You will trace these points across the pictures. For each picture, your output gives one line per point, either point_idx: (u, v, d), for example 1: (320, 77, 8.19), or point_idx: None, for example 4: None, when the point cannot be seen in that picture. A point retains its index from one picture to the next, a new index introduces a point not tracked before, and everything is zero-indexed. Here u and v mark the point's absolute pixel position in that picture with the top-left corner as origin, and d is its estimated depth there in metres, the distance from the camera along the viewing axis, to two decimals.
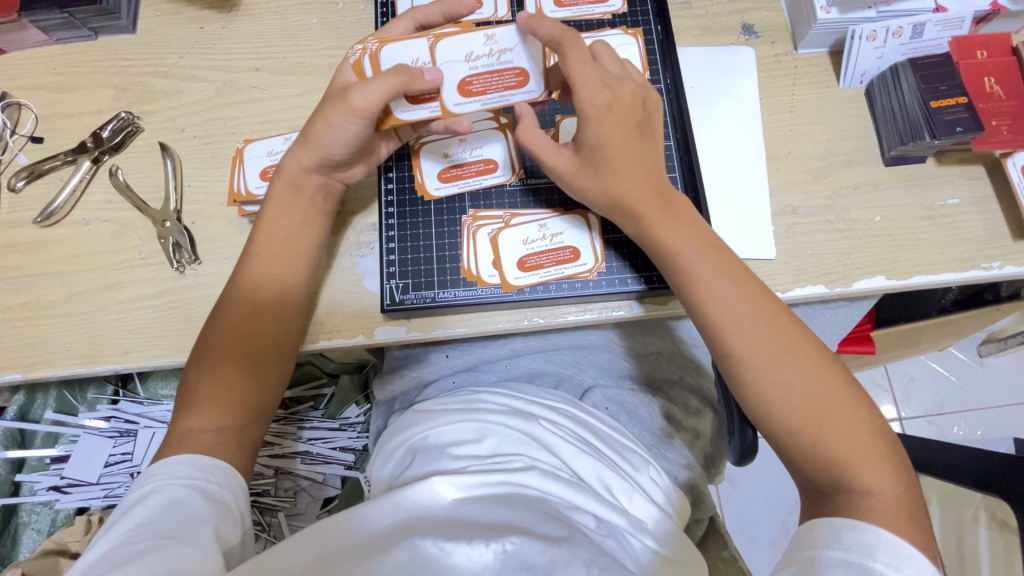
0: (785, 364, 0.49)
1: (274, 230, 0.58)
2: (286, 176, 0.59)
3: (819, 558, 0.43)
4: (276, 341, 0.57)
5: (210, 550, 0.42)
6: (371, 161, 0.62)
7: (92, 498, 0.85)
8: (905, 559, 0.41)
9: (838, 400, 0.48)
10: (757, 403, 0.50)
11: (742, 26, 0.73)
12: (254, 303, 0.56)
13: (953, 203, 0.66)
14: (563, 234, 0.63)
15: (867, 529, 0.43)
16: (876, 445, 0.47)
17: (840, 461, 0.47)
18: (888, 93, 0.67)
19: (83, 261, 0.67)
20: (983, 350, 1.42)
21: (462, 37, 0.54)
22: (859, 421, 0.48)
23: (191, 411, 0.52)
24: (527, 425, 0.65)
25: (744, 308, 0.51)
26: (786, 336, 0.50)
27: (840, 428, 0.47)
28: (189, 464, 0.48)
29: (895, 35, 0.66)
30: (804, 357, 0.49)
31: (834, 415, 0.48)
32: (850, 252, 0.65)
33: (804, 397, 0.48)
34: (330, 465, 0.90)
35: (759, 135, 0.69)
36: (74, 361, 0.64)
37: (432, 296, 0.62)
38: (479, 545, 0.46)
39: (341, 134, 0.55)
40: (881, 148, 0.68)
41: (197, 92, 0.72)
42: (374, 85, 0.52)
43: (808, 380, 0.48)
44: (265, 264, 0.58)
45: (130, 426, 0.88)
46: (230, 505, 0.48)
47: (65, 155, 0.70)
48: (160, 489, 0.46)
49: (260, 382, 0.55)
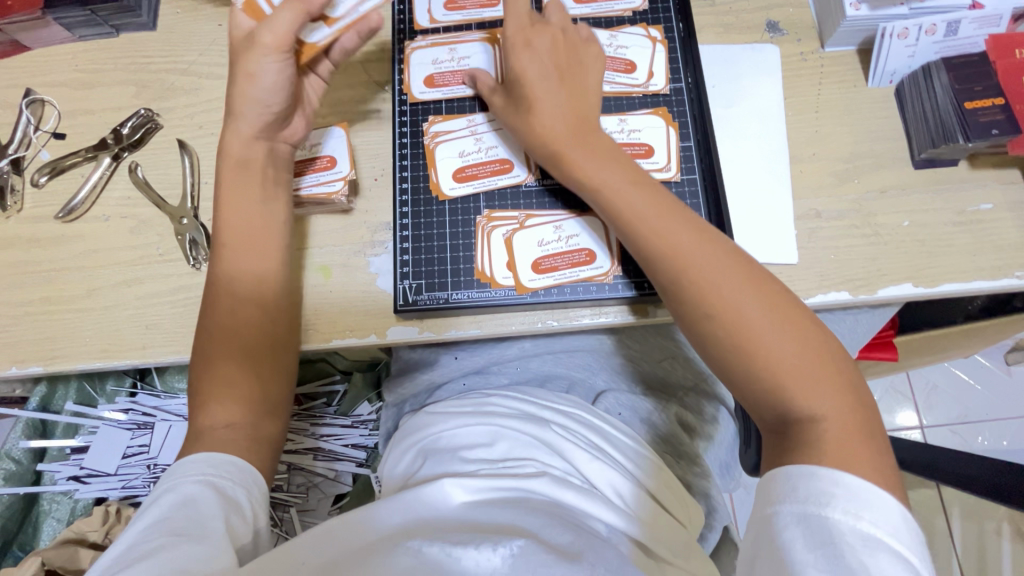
0: (721, 290, 0.48)
1: (235, 214, 0.58)
2: (231, 158, 0.58)
3: (777, 515, 0.39)
4: (270, 332, 0.57)
5: (217, 538, 0.43)
6: (304, 109, 0.62)
7: (110, 489, 0.87)
8: (863, 503, 0.38)
9: (774, 319, 0.46)
10: (703, 343, 0.49)
11: (767, 24, 0.71)
12: (233, 296, 0.56)
13: (986, 208, 0.63)
14: (579, 236, 0.61)
15: (824, 475, 0.39)
16: (824, 368, 0.45)
17: (779, 384, 0.45)
18: (919, 93, 0.64)
19: (102, 257, 0.68)
20: (1011, 358, 1.38)
21: (429, 48, 0.68)
22: (803, 343, 0.46)
23: (199, 411, 0.52)
24: (539, 430, 0.64)
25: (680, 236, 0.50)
26: (717, 259, 0.49)
27: (773, 345, 0.46)
28: (203, 462, 0.48)
29: (929, 32, 0.63)
30: (740, 279, 0.48)
31: (769, 335, 0.46)
32: (875, 258, 0.63)
33: (737, 320, 0.47)
34: (342, 463, 0.90)
35: (783, 137, 0.67)
36: (93, 356, 0.65)
37: (445, 297, 0.61)
38: (486, 549, 0.45)
39: (265, 79, 0.56)
40: (910, 149, 0.66)
41: (215, 90, 0.72)
42: (279, 17, 0.55)
43: (745, 303, 0.47)
44: (234, 254, 0.57)
45: (148, 418, 0.89)
46: (231, 492, 0.48)
47: (86, 151, 0.71)
48: (171, 488, 0.46)
49: (260, 374, 0.55)
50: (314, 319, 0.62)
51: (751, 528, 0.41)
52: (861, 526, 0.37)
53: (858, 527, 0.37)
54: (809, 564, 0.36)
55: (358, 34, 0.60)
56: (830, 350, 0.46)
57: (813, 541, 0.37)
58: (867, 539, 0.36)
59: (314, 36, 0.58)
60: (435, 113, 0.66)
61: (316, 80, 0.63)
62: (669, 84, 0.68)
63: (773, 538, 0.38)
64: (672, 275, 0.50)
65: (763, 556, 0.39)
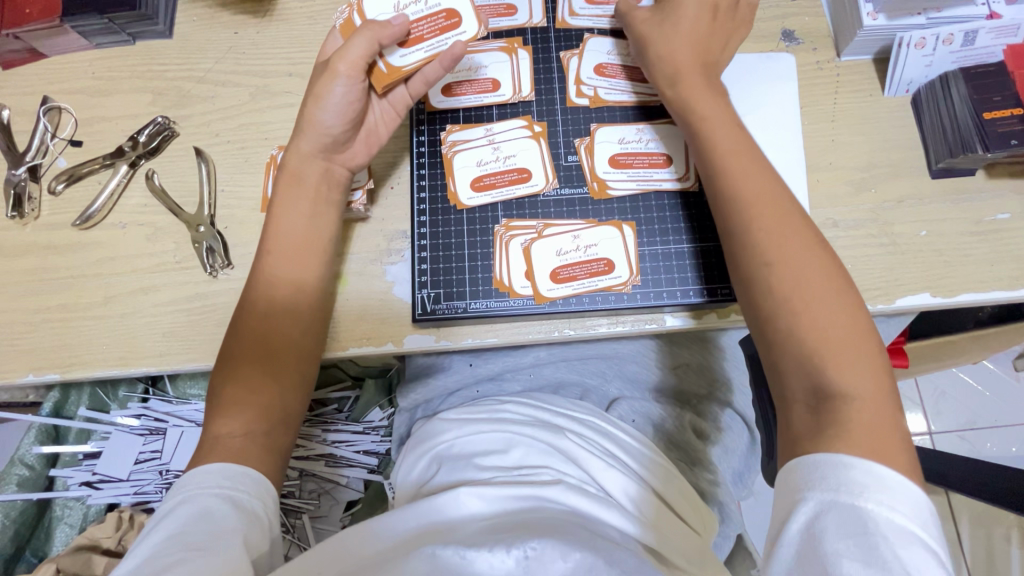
0: (785, 249, 0.49)
1: (282, 226, 0.58)
2: (286, 170, 0.59)
3: (805, 505, 0.39)
4: (296, 340, 0.57)
5: (239, 552, 0.43)
6: (367, 138, 0.61)
7: (122, 495, 0.87)
8: (896, 494, 0.38)
9: (831, 294, 0.47)
10: (747, 298, 0.50)
11: (782, 32, 0.71)
12: (271, 304, 0.57)
13: (1003, 218, 0.63)
14: (597, 246, 0.61)
15: (853, 464, 0.40)
16: (867, 353, 0.45)
17: (823, 353, 0.45)
18: (936, 103, 0.64)
19: (118, 264, 0.68)
20: (1020, 364, 1.37)
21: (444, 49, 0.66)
22: (853, 318, 0.46)
23: (220, 415, 0.53)
24: (555, 438, 0.65)
25: (763, 189, 0.51)
26: (794, 222, 0.50)
27: (822, 315, 0.46)
28: (219, 473, 0.48)
29: (946, 42, 0.63)
30: (807, 246, 0.49)
31: (821, 305, 0.46)
32: (892, 268, 0.63)
33: (792, 280, 0.47)
34: (353, 469, 0.90)
35: (800, 146, 0.67)
36: (109, 363, 0.65)
37: (463, 306, 0.61)
38: (500, 552, 0.45)
39: (332, 101, 0.56)
40: (927, 159, 0.66)
41: (231, 98, 0.72)
42: (352, 43, 0.54)
43: (806, 270, 0.48)
44: (280, 264, 0.58)
45: (160, 424, 0.89)
46: (258, 512, 0.48)
47: (102, 158, 0.71)
48: (190, 501, 0.46)
49: (284, 384, 0.55)
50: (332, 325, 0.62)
51: (775, 518, 0.41)
52: (895, 518, 0.37)
53: (891, 519, 0.37)
54: (843, 553, 0.36)
55: (441, 64, 0.57)
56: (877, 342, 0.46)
57: (844, 530, 0.37)
58: (901, 531, 0.36)
59: (396, 59, 0.56)
60: (453, 122, 0.66)
61: (388, 110, 0.61)
62: None
63: (802, 528, 0.38)
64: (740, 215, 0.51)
65: (797, 549, 0.38)
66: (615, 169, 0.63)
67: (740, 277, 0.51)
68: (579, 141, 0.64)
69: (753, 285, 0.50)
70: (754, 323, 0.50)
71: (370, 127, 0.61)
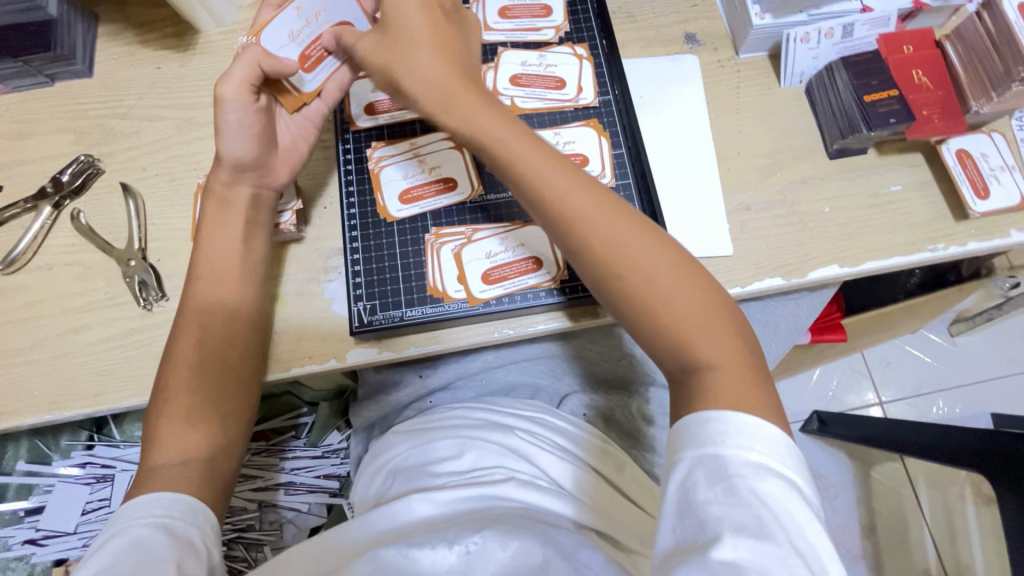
0: (619, 249, 0.46)
1: (212, 254, 0.58)
2: (213, 196, 0.59)
3: (680, 463, 0.40)
4: (232, 363, 0.57)
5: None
6: (286, 157, 0.62)
7: (71, 548, 0.83)
8: (752, 435, 0.39)
9: (675, 276, 0.46)
10: (606, 303, 0.48)
11: (685, 35, 0.76)
12: (203, 328, 0.56)
13: (896, 190, 0.69)
14: (526, 245, 0.62)
15: (714, 417, 0.40)
16: (719, 317, 0.45)
17: (683, 339, 0.44)
18: (826, 93, 0.70)
19: (47, 306, 0.66)
20: (953, 329, 1.46)
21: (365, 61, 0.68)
22: (700, 292, 0.45)
23: (156, 445, 0.52)
24: (505, 437, 0.68)
25: (579, 197, 0.48)
26: (622, 212, 0.48)
27: (672, 301, 0.45)
28: (154, 502, 0.47)
29: (827, 36, 0.69)
30: (637, 238, 0.47)
31: (669, 290, 0.45)
32: (803, 243, 0.68)
33: (638, 277, 0.46)
34: (314, 494, 0.88)
35: (710, 137, 0.72)
36: (41, 408, 0.63)
37: (400, 315, 0.60)
38: (442, 549, 0.46)
39: (234, 128, 0.57)
40: (824, 142, 0.71)
41: (156, 131, 0.73)
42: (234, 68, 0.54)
43: (647, 260, 0.46)
44: (210, 291, 0.58)
45: (106, 471, 0.86)
46: (194, 539, 0.47)
47: (24, 201, 0.69)
48: (122, 531, 0.45)
49: (221, 407, 0.55)
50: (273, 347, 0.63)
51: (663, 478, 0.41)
52: (753, 458, 0.38)
53: (749, 459, 0.38)
54: (711, 501, 0.37)
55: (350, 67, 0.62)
56: (727, 304, 0.46)
57: (712, 479, 0.38)
58: (758, 468, 0.38)
59: (306, 84, 0.60)
60: (377, 139, 0.66)
61: (305, 126, 0.63)
62: (598, 97, 0.70)
63: (678, 486, 0.39)
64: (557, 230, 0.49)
65: (674, 506, 0.39)
66: None
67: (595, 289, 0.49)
68: None
69: (608, 294, 0.47)
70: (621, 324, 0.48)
71: (287, 147, 0.62)
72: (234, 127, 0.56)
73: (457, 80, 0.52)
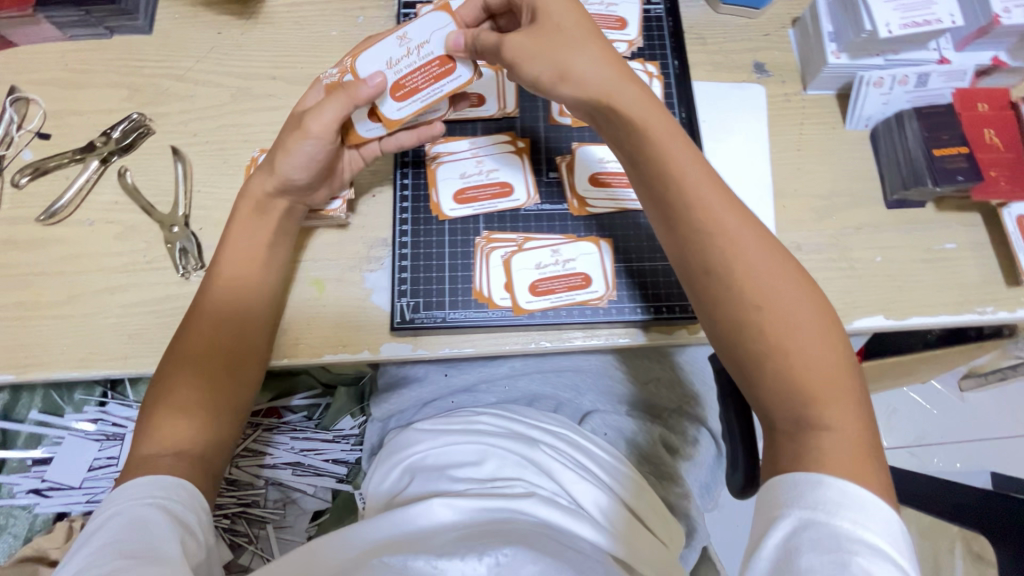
0: (761, 289, 0.47)
1: (237, 250, 0.58)
2: (247, 196, 0.59)
3: (784, 520, 0.41)
4: (239, 368, 0.56)
5: (176, 556, 0.42)
6: (332, 183, 0.62)
7: (73, 503, 0.83)
8: (869, 514, 0.40)
9: (816, 332, 0.46)
10: (724, 339, 0.49)
11: (754, 65, 0.75)
12: (215, 328, 0.56)
13: (950, 247, 0.68)
14: (576, 260, 0.61)
15: (831, 484, 0.41)
16: (847, 379, 0.46)
17: (808, 394, 0.45)
18: (892, 139, 0.69)
19: (84, 262, 0.66)
20: (963, 384, 1.46)
21: None
22: (832, 350, 0.46)
23: (148, 436, 0.51)
24: (529, 450, 0.68)
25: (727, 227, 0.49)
26: (768, 252, 0.49)
27: (807, 353, 0.45)
28: (151, 484, 0.47)
29: (901, 82, 0.68)
30: (784, 283, 0.47)
31: (805, 343, 0.46)
32: (851, 290, 0.67)
33: (778, 322, 0.46)
34: (321, 478, 0.88)
35: (769, 171, 0.71)
36: (68, 365, 0.63)
37: (441, 315, 0.61)
38: (472, 560, 0.46)
39: (300, 158, 0.56)
40: (883, 190, 0.70)
41: (211, 98, 0.72)
42: (325, 106, 0.54)
43: (790, 309, 0.46)
44: (230, 289, 0.57)
45: (118, 430, 0.86)
46: (192, 525, 0.46)
47: (73, 153, 0.69)
48: (121, 513, 0.45)
49: (220, 410, 0.54)
50: (279, 339, 0.62)
51: (754, 530, 0.42)
52: (866, 535, 0.39)
53: (864, 537, 0.38)
54: (814, 566, 0.37)
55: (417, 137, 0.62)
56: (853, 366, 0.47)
57: (819, 546, 0.38)
58: (870, 547, 0.38)
59: (390, 113, 0.57)
60: None
61: (357, 158, 0.62)
62: None
63: (779, 542, 0.40)
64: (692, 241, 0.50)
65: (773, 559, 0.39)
66: (595, 187, 0.64)
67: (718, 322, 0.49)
68: (559, 158, 0.65)
69: (732, 329, 0.48)
70: (733, 363, 0.49)
71: (337, 174, 0.62)
72: (305, 157, 0.56)
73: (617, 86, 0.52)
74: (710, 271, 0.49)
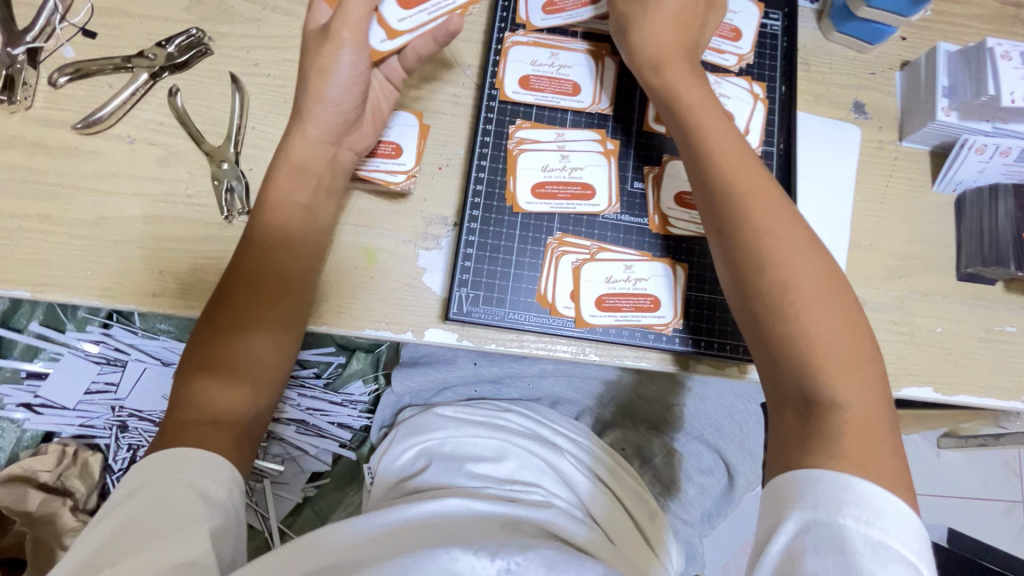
0: (781, 257, 0.47)
1: (285, 209, 0.53)
2: (286, 157, 0.54)
3: (788, 522, 0.40)
4: (275, 334, 0.52)
5: (201, 543, 0.40)
6: (369, 117, 0.58)
7: (65, 424, 0.82)
8: (876, 512, 0.38)
9: (829, 303, 0.46)
10: (743, 312, 0.49)
11: (854, 104, 0.71)
12: (250, 289, 0.51)
13: (1010, 331, 0.67)
14: (647, 281, 0.59)
15: (835, 480, 0.40)
16: (861, 363, 0.44)
17: (818, 368, 0.44)
18: (981, 211, 0.67)
19: (119, 182, 0.60)
20: (943, 443, 1.47)
21: (533, 46, 0.63)
22: (851, 329, 0.45)
23: (183, 403, 0.48)
24: (552, 457, 0.67)
25: (757, 197, 0.49)
26: (794, 223, 0.48)
27: (822, 324, 0.45)
28: (180, 458, 0.44)
29: (1002, 153, 0.65)
30: (808, 255, 0.47)
31: (820, 315, 0.45)
32: (905, 357, 0.66)
33: (795, 294, 0.46)
34: (324, 439, 0.86)
35: (849, 219, 0.68)
36: (90, 292, 0.58)
37: (500, 314, 0.58)
38: (484, 558, 0.46)
39: (339, 74, 0.53)
40: (957, 260, 0.68)
41: (279, 27, 0.65)
42: (350, 2, 0.51)
43: (804, 273, 0.46)
44: (278, 251, 0.53)
45: (121, 356, 0.81)
46: (224, 500, 0.44)
47: (120, 60, 0.62)
48: (142, 485, 0.43)
49: (255, 374, 0.50)
50: (316, 305, 0.58)
51: (758, 533, 0.42)
52: (873, 534, 0.38)
53: (869, 535, 0.38)
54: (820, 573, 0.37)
55: (433, 37, 0.54)
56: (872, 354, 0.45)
57: (823, 551, 0.38)
58: (878, 548, 0.37)
59: (395, 19, 0.53)
60: (524, 118, 0.62)
61: (384, 83, 0.58)
62: (762, 146, 0.67)
63: (784, 547, 0.39)
64: (719, 217, 0.50)
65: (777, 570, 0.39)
66: (680, 208, 0.60)
67: (737, 291, 0.49)
68: (648, 169, 0.62)
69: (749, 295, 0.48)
70: (750, 334, 0.48)
71: (372, 105, 0.58)
72: (344, 73, 0.52)
73: (679, 48, 0.55)
74: (729, 238, 0.49)
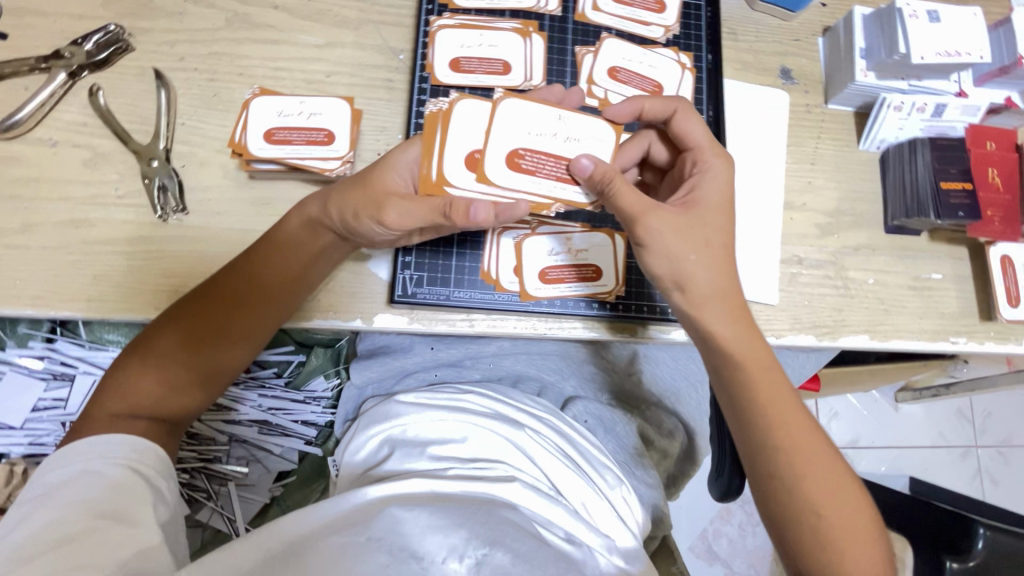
0: (823, 495, 0.50)
1: (278, 250, 0.54)
2: (301, 215, 0.55)
3: None
4: (230, 353, 0.55)
5: (152, 534, 0.44)
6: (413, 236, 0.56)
7: (13, 445, 0.79)
8: None
9: (859, 522, 0.50)
10: (778, 529, 0.52)
11: (781, 70, 0.73)
12: (224, 316, 0.53)
13: (937, 278, 0.70)
14: (587, 251, 0.60)
15: None
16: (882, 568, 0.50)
17: None
18: (901, 165, 0.70)
19: (45, 187, 0.59)
20: (900, 396, 1.54)
21: (462, 29, 0.65)
22: (874, 543, 0.50)
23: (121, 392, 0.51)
24: (515, 433, 0.68)
25: (800, 434, 0.51)
26: (824, 452, 0.51)
27: (853, 545, 0.49)
28: (122, 445, 0.48)
29: (918, 110, 0.68)
30: (833, 474, 0.51)
31: (852, 539, 0.49)
32: (841, 309, 0.69)
33: (837, 528, 0.49)
34: (289, 439, 0.85)
35: (782, 181, 0.71)
36: (21, 302, 0.56)
37: (446, 293, 0.59)
38: (454, 559, 0.48)
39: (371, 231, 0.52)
40: (884, 214, 0.71)
41: (203, 20, 0.64)
42: (408, 209, 0.49)
43: (842, 508, 0.50)
44: (249, 275, 0.54)
45: (67, 369, 0.79)
46: (161, 489, 0.48)
47: (36, 61, 0.60)
48: (84, 474, 0.45)
49: (204, 387, 0.54)
50: None
51: None
52: None
53: None
54: None
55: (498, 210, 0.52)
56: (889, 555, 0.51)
57: None
58: None
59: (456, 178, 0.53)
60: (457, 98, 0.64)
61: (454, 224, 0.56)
62: None
63: None
64: (765, 452, 0.51)
65: None
66: None
67: (776, 519, 0.52)
68: None
69: (787, 523, 0.51)
70: (782, 545, 0.52)
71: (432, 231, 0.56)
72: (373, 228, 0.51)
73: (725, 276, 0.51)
74: (773, 474, 0.51)
